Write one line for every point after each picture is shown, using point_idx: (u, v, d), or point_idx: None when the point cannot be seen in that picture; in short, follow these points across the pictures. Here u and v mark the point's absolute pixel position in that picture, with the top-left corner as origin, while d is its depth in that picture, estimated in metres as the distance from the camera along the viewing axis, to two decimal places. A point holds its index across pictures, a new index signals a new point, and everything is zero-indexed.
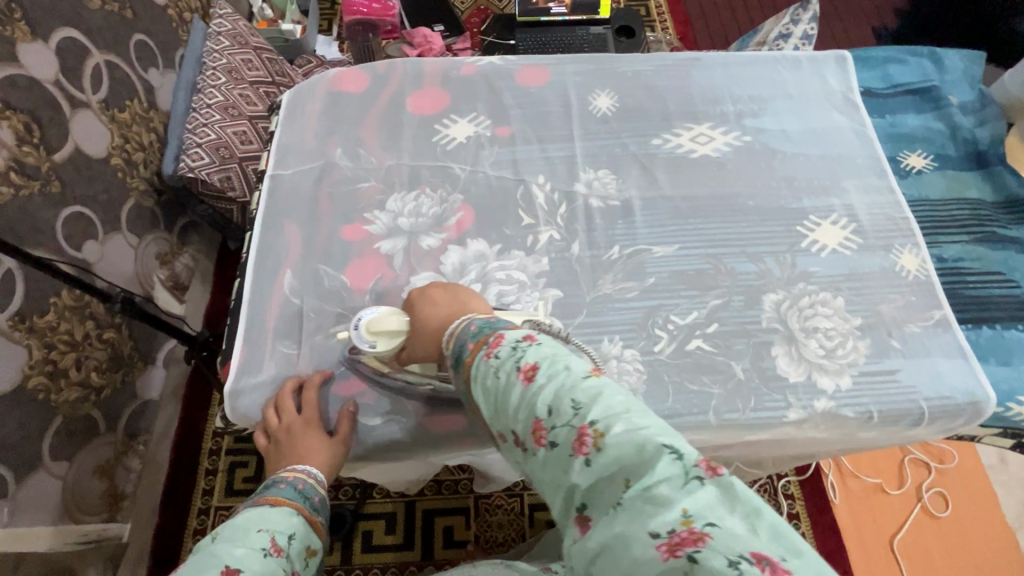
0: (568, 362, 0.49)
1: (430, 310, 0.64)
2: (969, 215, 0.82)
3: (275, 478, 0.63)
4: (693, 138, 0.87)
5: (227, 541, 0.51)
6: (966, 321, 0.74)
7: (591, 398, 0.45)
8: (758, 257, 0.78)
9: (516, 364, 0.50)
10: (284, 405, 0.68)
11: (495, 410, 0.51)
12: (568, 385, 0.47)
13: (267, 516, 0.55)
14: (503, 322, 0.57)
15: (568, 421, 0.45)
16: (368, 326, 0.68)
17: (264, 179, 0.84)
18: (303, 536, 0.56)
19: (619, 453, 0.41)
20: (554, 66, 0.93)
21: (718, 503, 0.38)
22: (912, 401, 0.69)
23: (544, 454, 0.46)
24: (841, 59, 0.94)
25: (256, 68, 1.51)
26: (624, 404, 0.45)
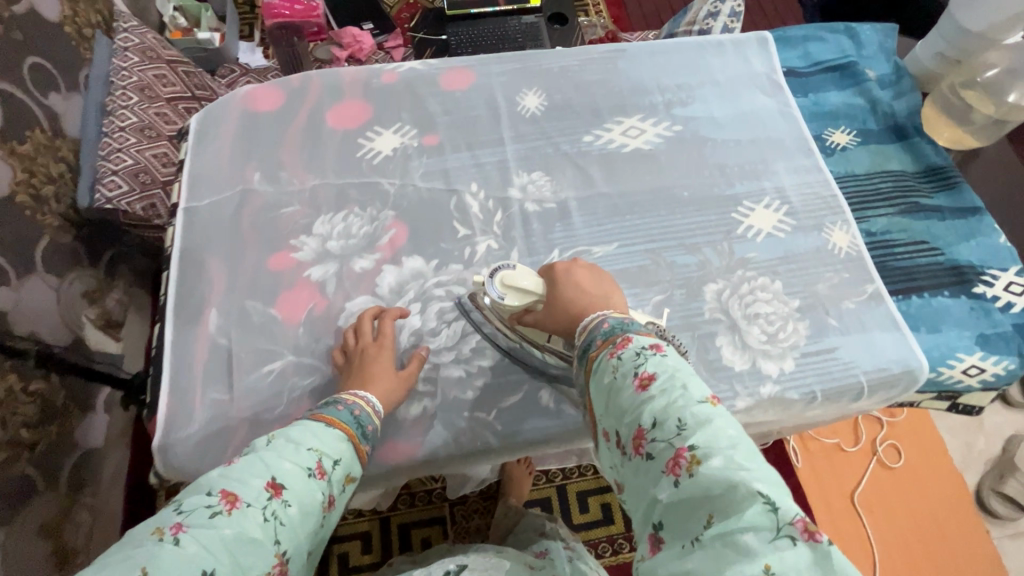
0: (688, 381, 0.50)
1: (584, 280, 0.63)
2: (893, 187, 0.84)
3: (337, 396, 0.62)
4: (624, 131, 0.87)
5: (279, 452, 0.53)
6: (897, 293, 0.76)
7: (699, 421, 0.47)
8: (697, 247, 0.78)
9: (634, 368, 0.51)
10: (363, 328, 0.68)
11: (603, 407, 0.53)
12: (680, 403, 0.48)
13: (320, 437, 0.55)
14: (635, 325, 0.57)
15: (669, 438, 0.47)
16: (504, 278, 0.65)
17: (177, 212, 0.78)
18: (348, 463, 0.56)
19: (711, 487, 0.44)
20: (478, 67, 0.90)
21: (807, 566, 0.40)
22: (851, 376, 0.71)
23: (636, 462, 0.49)
24: (762, 41, 0.95)
25: (172, 84, 1.44)
26: (732, 439, 0.46)
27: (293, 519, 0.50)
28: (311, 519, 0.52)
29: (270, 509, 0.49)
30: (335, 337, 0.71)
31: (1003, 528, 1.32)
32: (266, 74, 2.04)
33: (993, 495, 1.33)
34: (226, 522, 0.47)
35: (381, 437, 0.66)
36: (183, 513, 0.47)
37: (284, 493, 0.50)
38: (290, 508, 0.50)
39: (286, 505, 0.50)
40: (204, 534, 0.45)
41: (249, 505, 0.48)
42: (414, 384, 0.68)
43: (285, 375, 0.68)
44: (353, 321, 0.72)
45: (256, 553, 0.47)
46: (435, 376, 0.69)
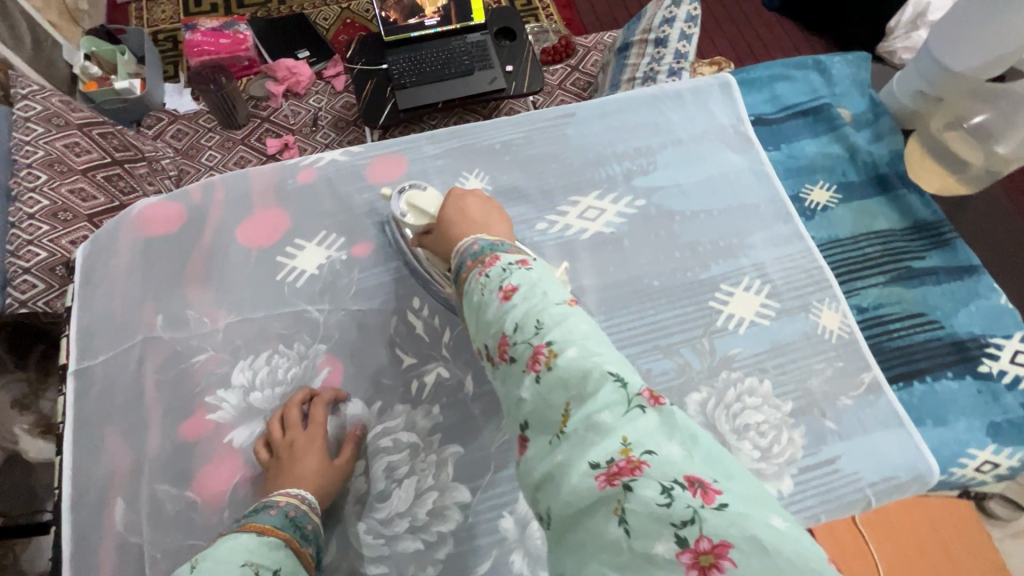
0: (549, 288, 0.46)
1: (472, 209, 0.62)
2: (883, 251, 0.76)
3: (266, 501, 0.55)
4: (581, 214, 0.76)
5: (206, 574, 0.44)
6: (897, 379, 0.69)
7: (557, 318, 0.43)
8: (674, 350, 0.69)
9: (499, 283, 0.47)
10: (290, 417, 0.62)
11: (472, 325, 0.48)
12: (539, 306, 0.44)
13: (251, 549, 0.47)
14: (507, 246, 0.53)
15: (528, 337, 0.43)
16: (410, 198, 0.68)
17: (67, 376, 0.66)
18: (291, 571, 0.48)
19: (568, 375, 0.39)
20: (408, 151, 0.79)
21: (657, 433, 0.36)
22: (856, 491, 0.63)
23: (502, 369, 0.44)
24: (725, 86, 0.85)
25: (88, 151, 1.23)
26: (586, 331, 0.42)
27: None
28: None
29: None
30: None
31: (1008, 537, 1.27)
32: (196, 118, 1.89)
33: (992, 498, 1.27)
34: None
35: None
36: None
37: None
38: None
39: None
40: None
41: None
42: (363, 567, 0.59)
43: None
44: None
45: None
46: (388, 551, 0.59)
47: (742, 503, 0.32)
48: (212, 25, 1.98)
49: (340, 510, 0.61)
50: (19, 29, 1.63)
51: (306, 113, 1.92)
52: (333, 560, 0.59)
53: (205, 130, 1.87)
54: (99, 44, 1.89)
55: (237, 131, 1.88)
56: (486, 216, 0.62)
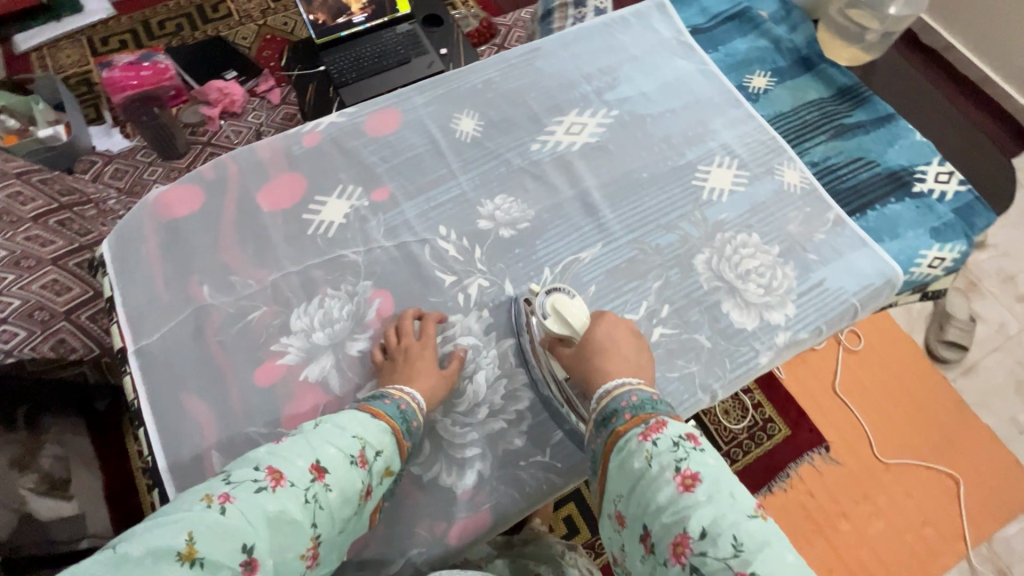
0: (735, 489, 0.50)
1: (625, 341, 0.64)
2: (819, 116, 0.90)
3: (383, 389, 0.63)
4: (567, 129, 0.85)
5: (324, 432, 0.55)
6: (853, 211, 0.82)
7: (756, 544, 0.46)
8: (674, 224, 0.80)
9: (677, 463, 0.51)
10: (405, 328, 0.69)
11: (631, 492, 0.53)
12: (731, 516, 0.48)
13: (363, 428, 0.57)
14: (666, 406, 0.57)
15: (724, 557, 0.46)
16: (557, 302, 0.66)
17: (128, 359, 0.68)
18: (389, 457, 0.58)
19: None
20: (400, 104, 0.85)
21: None
22: (844, 301, 0.76)
23: (678, 570, 0.48)
24: (661, 6, 0.96)
25: (33, 198, 1.11)
26: (792, 568, 0.45)
27: (331, 504, 0.52)
28: (347, 509, 0.53)
29: (313, 490, 0.51)
30: None
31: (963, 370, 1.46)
32: (132, 155, 1.85)
33: (940, 345, 1.46)
34: (270, 499, 0.49)
35: (447, 520, 0.62)
36: (231, 485, 0.49)
37: (326, 477, 0.52)
38: (329, 493, 0.52)
39: (328, 490, 0.52)
40: (249, 509, 0.48)
41: (294, 487, 0.50)
42: (459, 453, 0.65)
43: None
44: None
45: (295, 533, 0.49)
46: (477, 435, 0.65)
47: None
48: (128, 59, 1.89)
49: (424, 413, 0.66)
50: None
51: (248, 131, 1.91)
52: (430, 455, 0.64)
53: (146, 164, 1.83)
54: (5, 96, 1.77)
55: (179, 160, 1.85)
56: (634, 348, 0.64)
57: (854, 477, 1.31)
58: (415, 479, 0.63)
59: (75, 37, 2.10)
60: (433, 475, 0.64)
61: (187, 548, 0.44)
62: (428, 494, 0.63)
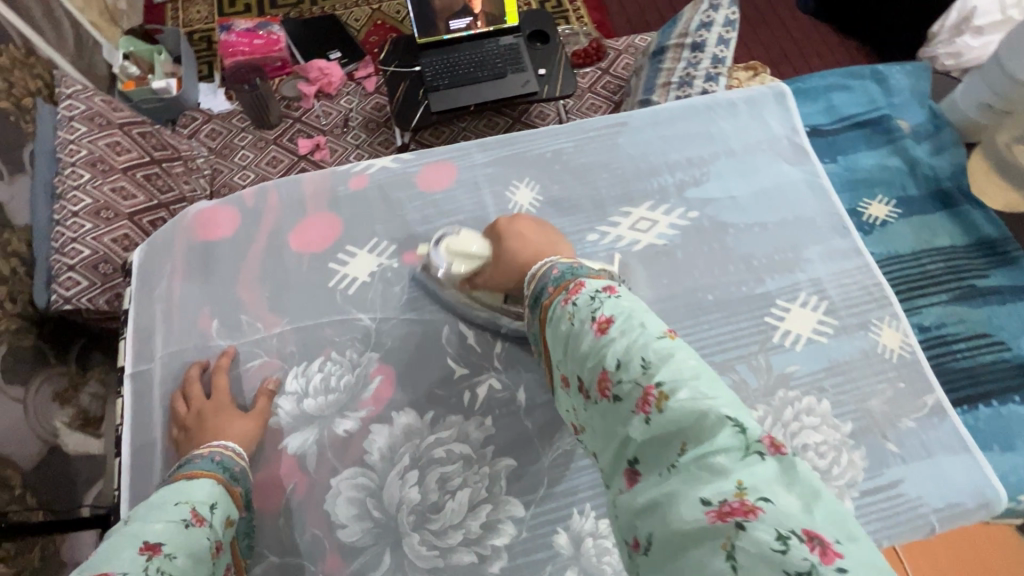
0: (645, 319, 0.44)
1: (529, 232, 0.62)
2: (945, 268, 0.74)
3: (189, 454, 0.57)
4: (633, 225, 0.75)
5: (141, 519, 0.47)
6: (959, 402, 0.67)
7: (660, 356, 0.40)
8: (729, 366, 0.68)
9: (591, 313, 0.45)
10: (193, 389, 0.64)
11: (563, 353, 0.47)
12: (640, 341, 0.42)
13: (181, 493, 0.51)
14: (587, 271, 0.52)
15: (633, 376, 0.40)
16: (449, 245, 0.67)
17: (125, 379, 0.67)
18: (225, 505, 0.53)
19: (679, 416, 0.37)
20: (459, 159, 0.78)
21: (779, 483, 0.33)
22: (921, 517, 0.62)
23: (603, 405, 0.42)
24: (780, 95, 0.83)
25: (128, 150, 1.27)
26: (694, 369, 0.39)
27: (184, 566, 0.45)
28: (202, 569, 0.47)
29: (156, 566, 0.44)
30: (324, 526, 0.60)
31: None
32: (229, 118, 1.91)
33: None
34: None
35: None
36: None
37: (165, 547, 0.45)
38: (177, 559, 0.45)
39: (173, 556, 0.45)
40: None
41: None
42: None
43: None
44: (342, 504, 0.61)
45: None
46: (442, 563, 0.59)
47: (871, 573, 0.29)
48: (247, 26, 1.99)
49: (394, 520, 0.61)
50: (63, 29, 1.65)
51: (337, 114, 1.93)
52: (387, 570, 0.59)
53: (239, 130, 1.89)
54: (137, 45, 1.94)
55: (269, 131, 1.89)
56: (543, 234, 0.62)
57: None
58: None
59: None
60: None
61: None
62: None
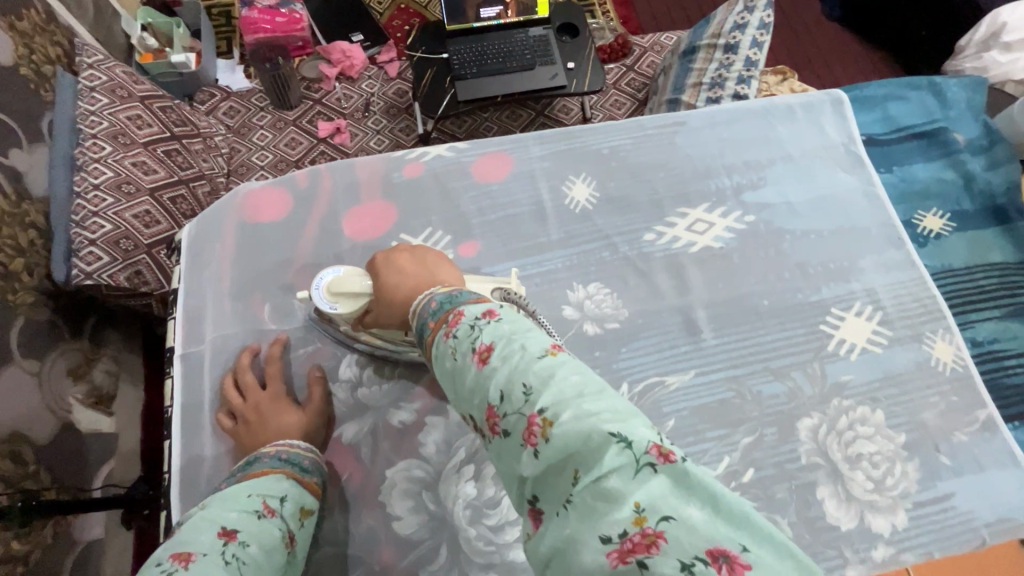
0: (526, 339, 0.40)
1: (409, 266, 0.55)
2: (997, 284, 0.74)
3: (257, 450, 0.57)
4: (690, 226, 0.75)
5: (217, 506, 0.50)
6: (1010, 418, 0.67)
7: (543, 378, 0.37)
8: (785, 372, 0.68)
9: (471, 344, 0.41)
10: (247, 382, 0.62)
11: (452, 392, 0.42)
12: (521, 365, 0.38)
13: (255, 484, 0.53)
14: (467, 294, 0.46)
15: (518, 408, 0.37)
16: (331, 287, 0.61)
17: (173, 360, 0.66)
18: (297, 497, 0.54)
19: (568, 444, 0.34)
20: (515, 151, 0.77)
21: (672, 495, 0.32)
22: (974, 531, 0.62)
23: (497, 444, 0.38)
24: (837, 102, 0.82)
25: (149, 125, 1.30)
26: (577, 385, 0.37)
27: (257, 556, 0.47)
28: (274, 558, 0.49)
29: (230, 553, 0.46)
30: (378, 518, 0.60)
31: None
32: (248, 97, 1.87)
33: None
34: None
35: None
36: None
37: (239, 536, 0.48)
38: (249, 549, 0.47)
39: (246, 545, 0.47)
40: None
41: (205, 557, 0.45)
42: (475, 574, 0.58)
43: (321, 571, 0.58)
44: (397, 495, 0.60)
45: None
46: (498, 559, 0.58)
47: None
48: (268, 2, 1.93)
49: (449, 514, 0.60)
50: None
51: (358, 98, 1.90)
52: (443, 565, 0.58)
53: (257, 109, 1.85)
54: (155, 16, 1.89)
55: (289, 112, 1.86)
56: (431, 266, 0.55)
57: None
58: None
59: None
60: None
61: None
62: None
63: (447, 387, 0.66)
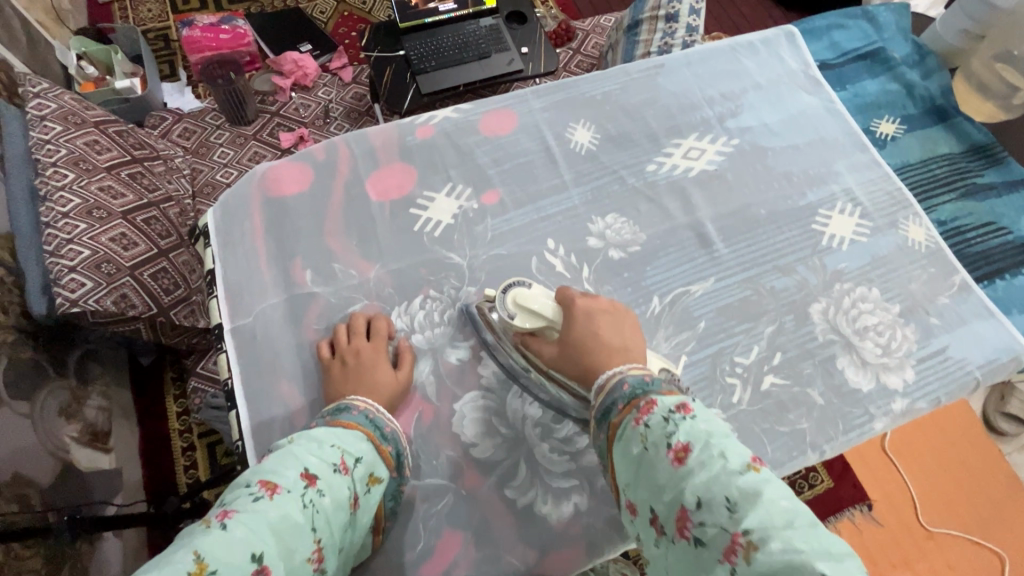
0: (725, 450, 0.49)
1: (604, 325, 0.62)
2: (948, 171, 0.86)
3: (347, 401, 0.61)
4: (685, 154, 0.82)
5: (305, 447, 0.54)
6: (980, 279, 0.78)
7: (746, 496, 0.45)
8: (791, 267, 0.76)
9: (666, 439, 0.51)
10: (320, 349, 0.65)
11: (636, 480, 0.52)
12: (722, 476, 0.47)
13: (339, 436, 0.56)
14: (657, 384, 0.56)
15: (719, 522, 0.45)
16: (517, 296, 0.64)
17: (223, 335, 0.66)
18: (370, 462, 0.56)
19: (772, 568, 0.41)
20: (517, 105, 0.82)
21: None
22: (969, 373, 0.72)
23: (683, 545, 0.47)
24: (790, 35, 0.92)
25: (108, 149, 1.26)
26: (784, 512, 0.43)
27: (328, 508, 0.51)
28: (341, 515, 0.52)
29: (308, 497, 0.50)
30: (457, 447, 0.63)
31: (1011, 445, 1.35)
32: (201, 116, 1.79)
33: (998, 417, 1.36)
34: (269, 506, 0.48)
35: (541, 551, 0.60)
36: (225, 506, 0.48)
37: (318, 483, 0.51)
38: (323, 499, 0.51)
39: (322, 494, 0.51)
40: (251, 519, 0.46)
41: (287, 492, 0.49)
42: (556, 482, 0.62)
43: (412, 503, 0.60)
44: (470, 424, 0.64)
45: (299, 537, 0.48)
46: (576, 466, 0.62)
47: None
48: (209, 21, 1.90)
49: (522, 434, 0.63)
50: (13, 26, 1.53)
51: (317, 105, 1.87)
52: (526, 479, 0.62)
53: (214, 128, 1.78)
54: (89, 44, 1.79)
55: (247, 127, 1.80)
56: (621, 332, 0.62)
57: (898, 541, 1.23)
58: (509, 503, 0.61)
59: None
60: (528, 501, 0.61)
61: (196, 566, 0.41)
62: (521, 521, 0.60)
63: None
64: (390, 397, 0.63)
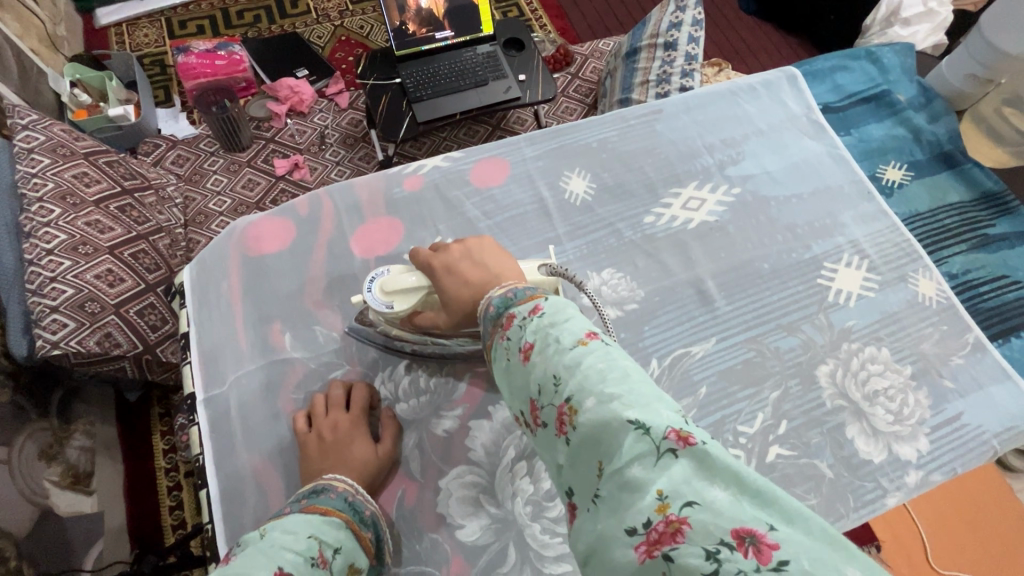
0: (560, 329, 0.45)
1: (467, 268, 0.56)
2: (958, 221, 0.82)
3: (322, 481, 0.56)
4: (684, 204, 0.79)
5: (277, 540, 0.47)
6: (995, 337, 0.74)
7: (571, 367, 0.42)
8: (796, 326, 0.72)
9: (516, 341, 0.47)
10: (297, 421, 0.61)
11: (503, 387, 0.49)
12: (553, 357, 0.43)
13: (317, 524, 0.50)
14: (520, 294, 0.50)
15: (550, 400, 0.43)
16: (384, 285, 0.61)
17: (196, 405, 0.63)
18: (349, 552, 0.50)
19: (593, 431, 0.39)
20: (510, 154, 0.79)
21: (691, 477, 0.35)
22: (986, 442, 0.68)
23: (538, 434, 0.44)
24: (792, 77, 0.89)
25: (98, 181, 1.23)
26: (602, 370, 0.41)
27: None
28: None
29: None
30: (441, 529, 0.59)
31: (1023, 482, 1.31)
32: (195, 143, 1.76)
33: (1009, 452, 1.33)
34: None
35: None
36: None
37: None
38: None
39: None
40: None
41: None
42: (548, 568, 0.58)
43: None
44: (456, 503, 0.60)
45: None
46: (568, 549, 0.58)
47: (804, 558, 0.31)
48: (205, 47, 1.86)
49: (511, 514, 0.59)
50: (4, 56, 1.50)
51: (312, 131, 1.85)
52: (515, 564, 0.57)
53: (207, 155, 1.74)
54: (84, 71, 1.76)
55: (242, 153, 1.76)
56: (486, 265, 0.56)
57: None
58: None
59: (157, 18, 2.10)
60: None
61: None
62: None
63: (483, 392, 0.65)
64: (370, 474, 0.59)
